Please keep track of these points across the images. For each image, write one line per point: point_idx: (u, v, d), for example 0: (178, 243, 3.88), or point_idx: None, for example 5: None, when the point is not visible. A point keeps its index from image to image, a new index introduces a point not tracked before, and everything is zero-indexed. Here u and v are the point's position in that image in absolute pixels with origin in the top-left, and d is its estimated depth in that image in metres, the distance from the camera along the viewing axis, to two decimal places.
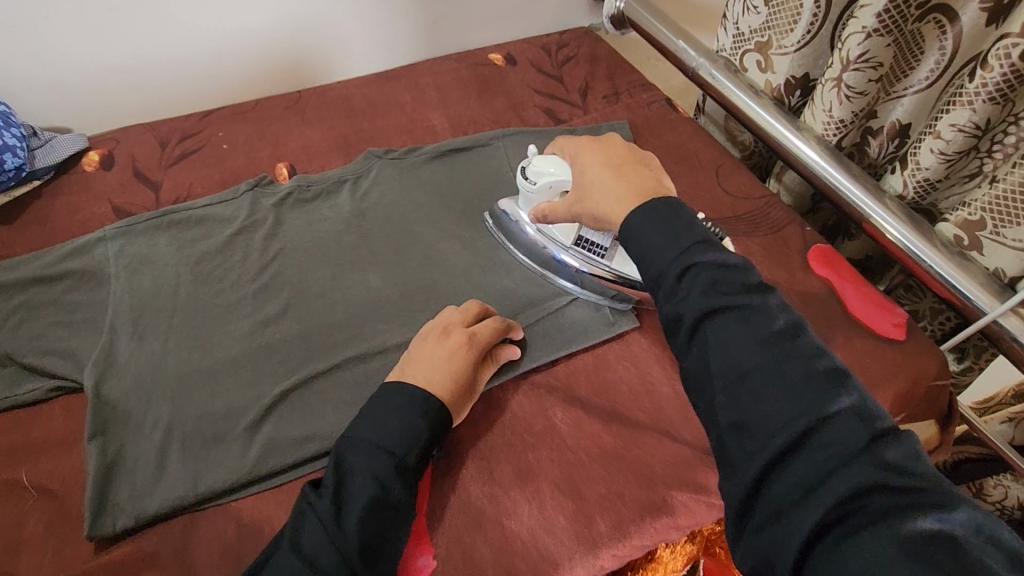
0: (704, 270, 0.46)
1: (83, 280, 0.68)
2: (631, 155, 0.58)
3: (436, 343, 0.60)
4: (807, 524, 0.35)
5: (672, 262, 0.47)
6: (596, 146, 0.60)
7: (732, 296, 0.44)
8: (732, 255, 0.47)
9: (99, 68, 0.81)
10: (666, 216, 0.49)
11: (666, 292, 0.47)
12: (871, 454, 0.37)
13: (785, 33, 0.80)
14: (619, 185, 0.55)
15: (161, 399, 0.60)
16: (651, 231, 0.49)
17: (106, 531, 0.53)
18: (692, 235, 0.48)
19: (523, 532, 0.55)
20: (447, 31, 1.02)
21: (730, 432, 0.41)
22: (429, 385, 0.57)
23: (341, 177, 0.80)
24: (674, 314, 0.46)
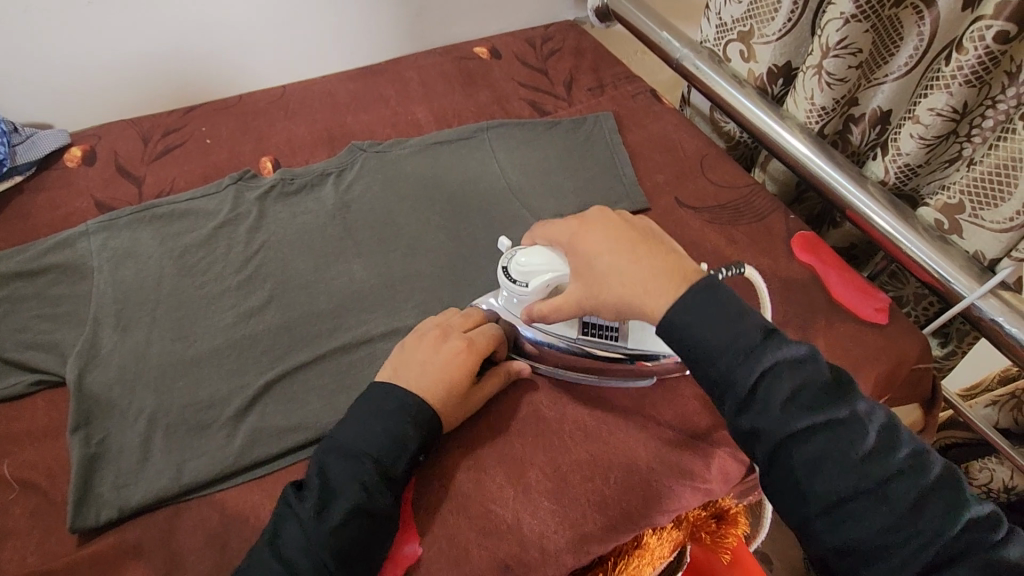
0: (780, 376, 0.46)
1: (66, 274, 0.67)
2: (643, 234, 0.55)
3: (434, 347, 0.58)
4: None
5: (744, 374, 0.46)
6: (597, 226, 0.55)
7: (818, 409, 0.45)
8: (795, 349, 0.47)
9: (80, 64, 0.80)
10: (721, 307, 0.48)
11: (737, 404, 0.46)
12: (994, 562, 0.42)
13: (766, 22, 0.80)
14: (645, 268, 0.51)
15: (145, 390, 0.59)
16: (708, 332, 0.47)
17: (89, 523, 0.52)
18: (751, 326, 0.47)
19: (508, 517, 0.55)
20: (430, 25, 1.02)
21: (835, 552, 0.45)
22: (424, 393, 0.55)
23: (325, 170, 0.79)
24: (749, 428, 0.46)
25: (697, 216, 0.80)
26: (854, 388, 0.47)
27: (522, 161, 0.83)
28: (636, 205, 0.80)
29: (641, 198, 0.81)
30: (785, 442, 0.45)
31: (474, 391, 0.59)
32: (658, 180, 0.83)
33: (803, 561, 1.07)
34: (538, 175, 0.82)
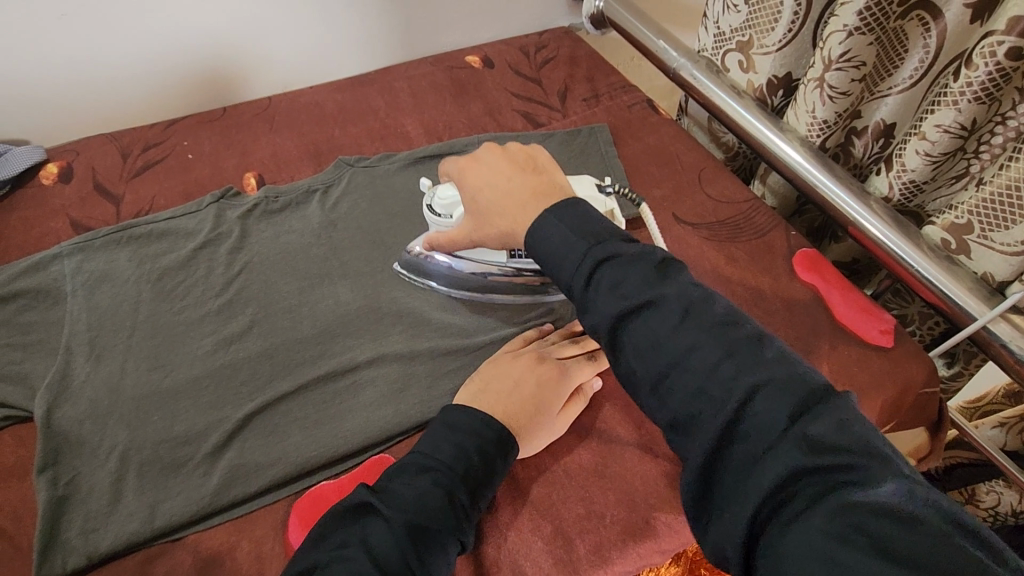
0: (618, 264, 0.46)
1: (37, 301, 0.64)
2: (523, 164, 0.58)
3: (531, 366, 0.59)
4: (743, 524, 0.36)
5: (580, 270, 0.47)
6: (480, 166, 0.59)
7: (635, 294, 0.44)
8: (633, 246, 0.48)
9: (56, 76, 0.77)
10: (564, 221, 0.50)
11: (579, 303, 0.47)
12: (792, 432, 0.37)
13: (765, 32, 0.78)
14: (514, 200, 0.55)
15: (117, 426, 0.56)
16: (551, 239, 0.50)
17: (55, 570, 0.49)
18: (588, 235, 0.49)
19: (500, 556, 0.53)
20: (422, 33, 0.99)
21: (670, 432, 0.42)
22: (519, 415, 0.56)
23: (310, 187, 0.77)
24: (590, 326, 0.46)
25: (695, 233, 0.77)
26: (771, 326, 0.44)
27: None
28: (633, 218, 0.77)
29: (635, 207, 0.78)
30: (614, 327, 0.44)
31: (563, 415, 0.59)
32: (655, 194, 0.81)
33: None
34: None
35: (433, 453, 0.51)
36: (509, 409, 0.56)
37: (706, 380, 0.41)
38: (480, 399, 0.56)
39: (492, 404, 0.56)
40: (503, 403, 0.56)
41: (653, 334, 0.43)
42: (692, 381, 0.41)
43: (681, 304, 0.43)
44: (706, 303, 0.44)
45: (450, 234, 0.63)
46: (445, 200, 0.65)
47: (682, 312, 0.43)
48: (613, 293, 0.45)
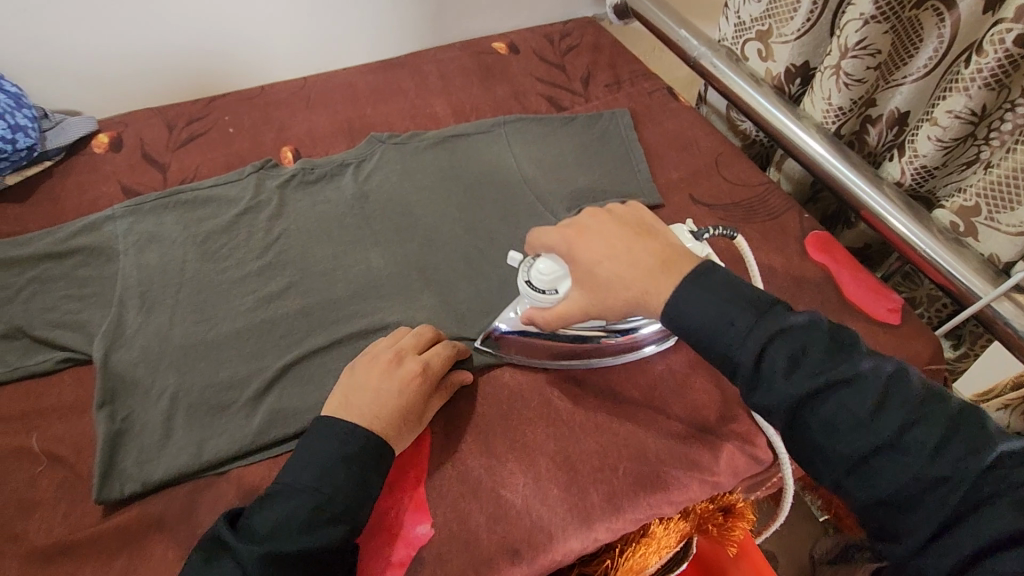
0: (786, 339, 0.48)
1: (91, 257, 0.69)
2: (637, 227, 0.58)
3: (386, 372, 0.57)
4: (950, 560, 0.42)
5: (746, 351, 0.48)
6: (593, 233, 0.58)
7: (819, 373, 0.46)
8: (796, 316, 0.49)
9: (108, 52, 0.82)
10: (712, 295, 0.51)
11: (747, 382, 0.48)
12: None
13: (784, 21, 0.81)
14: (643, 269, 0.54)
15: (167, 370, 0.61)
16: (705, 313, 0.50)
17: (113, 495, 0.54)
18: (744, 305, 0.49)
19: (518, 503, 0.55)
20: (452, 19, 1.03)
21: (871, 507, 0.46)
22: (382, 420, 0.54)
23: (344, 161, 0.81)
24: (762, 403, 0.48)
25: (711, 214, 0.80)
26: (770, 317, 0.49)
27: (539, 156, 0.84)
28: (652, 199, 0.80)
29: (656, 194, 0.81)
30: (798, 407, 0.47)
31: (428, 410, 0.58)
32: (673, 177, 0.84)
33: (806, 559, 1.07)
34: (553, 167, 0.83)
35: (308, 468, 0.51)
36: (368, 419, 0.54)
37: (923, 462, 0.44)
38: (338, 410, 0.55)
39: (349, 416, 0.54)
40: (362, 413, 0.54)
41: (852, 415, 0.45)
42: (901, 458, 0.44)
43: (879, 388, 0.46)
44: (901, 381, 0.47)
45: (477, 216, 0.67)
46: (548, 275, 0.60)
47: (884, 394, 0.46)
48: (790, 374, 0.47)
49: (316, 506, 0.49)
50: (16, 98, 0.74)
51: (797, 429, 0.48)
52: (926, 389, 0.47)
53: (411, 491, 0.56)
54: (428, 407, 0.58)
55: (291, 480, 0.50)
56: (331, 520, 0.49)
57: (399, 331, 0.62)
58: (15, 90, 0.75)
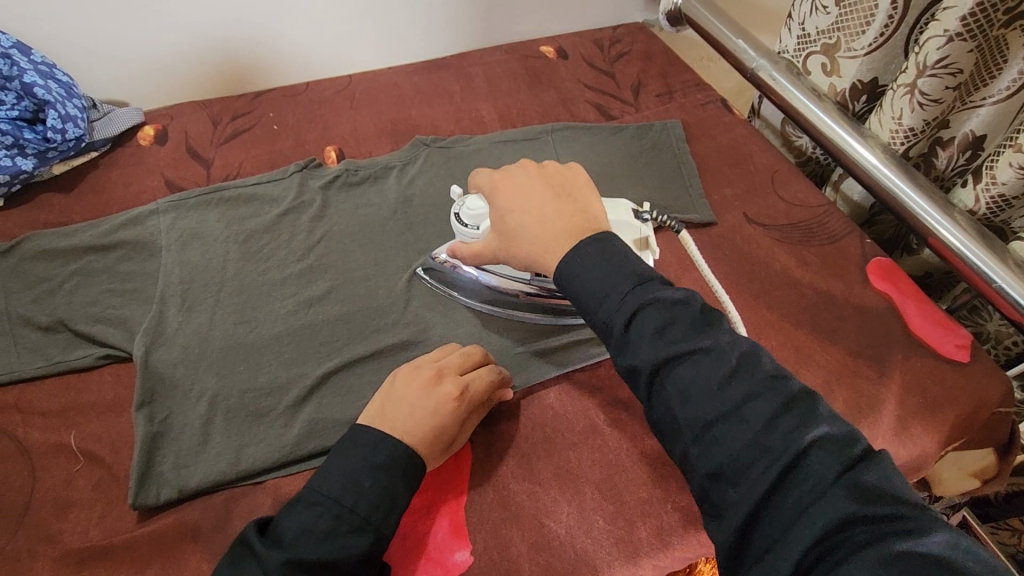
0: (659, 308, 0.46)
1: (135, 251, 0.68)
2: (561, 189, 0.56)
3: (425, 389, 0.54)
4: (787, 562, 0.37)
5: (618, 314, 0.47)
6: (514, 185, 0.57)
7: (681, 341, 0.45)
8: (674, 290, 0.47)
9: (156, 43, 0.82)
10: (602, 259, 0.49)
11: (616, 344, 0.47)
12: (846, 480, 0.38)
13: (855, 35, 0.77)
14: (548, 227, 0.54)
15: (207, 372, 0.60)
16: (591, 274, 0.49)
17: (149, 501, 0.53)
18: (628, 274, 0.48)
19: (561, 533, 0.53)
20: (500, 21, 1.00)
21: (710, 481, 0.42)
22: (415, 440, 0.51)
23: (388, 163, 0.79)
24: (628, 366, 0.46)
25: (766, 234, 0.76)
26: (723, 326, 0.47)
27: (586, 165, 0.81)
28: (703, 216, 0.77)
29: (708, 211, 0.78)
30: (656, 374, 0.45)
31: (460, 433, 0.56)
32: (726, 193, 0.81)
33: None
34: (602, 178, 0.80)
35: (337, 474, 0.48)
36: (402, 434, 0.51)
37: (757, 431, 0.41)
38: (373, 421, 0.52)
39: (383, 428, 0.51)
40: (397, 428, 0.52)
41: (704, 384, 0.43)
42: (739, 427, 0.42)
43: (731, 360, 0.44)
44: (755, 359, 0.45)
45: (474, 248, 0.60)
46: (472, 211, 0.62)
47: (736, 366, 0.44)
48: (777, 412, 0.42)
49: (355, 527, 0.47)
50: (66, 88, 0.74)
51: (658, 398, 0.45)
52: (777, 370, 0.45)
53: (450, 512, 0.54)
54: (460, 432, 0.56)
55: (319, 488, 0.48)
56: (350, 532, 0.46)
57: (449, 345, 0.60)
58: (67, 80, 0.75)
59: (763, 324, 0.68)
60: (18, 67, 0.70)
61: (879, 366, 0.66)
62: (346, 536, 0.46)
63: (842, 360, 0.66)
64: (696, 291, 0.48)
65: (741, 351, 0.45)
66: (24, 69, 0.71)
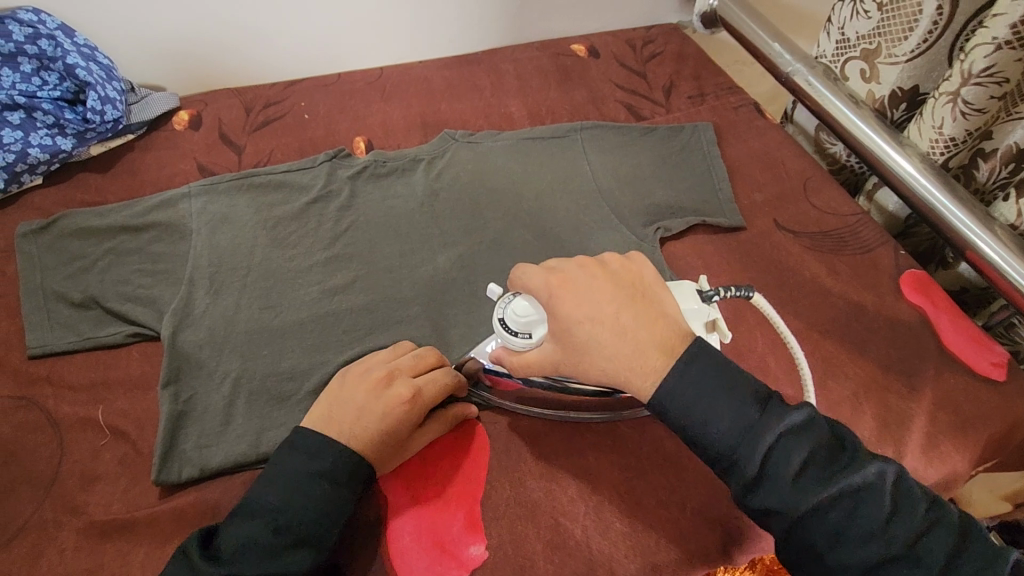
0: (789, 444, 0.44)
1: (165, 233, 0.69)
2: (630, 289, 0.50)
3: (373, 391, 0.52)
4: None
5: (749, 456, 0.44)
6: (578, 289, 0.50)
7: (825, 482, 0.44)
8: (794, 412, 0.46)
9: (193, 29, 0.83)
10: (713, 382, 0.46)
11: (744, 484, 0.45)
12: None
13: (896, 41, 0.75)
14: (632, 344, 0.48)
15: (231, 354, 0.61)
16: (704, 403, 0.46)
17: (172, 478, 0.54)
18: (744, 399, 0.46)
19: (577, 534, 0.53)
20: (533, 17, 1.00)
21: None
22: (363, 445, 0.50)
23: (416, 156, 0.79)
24: (763, 507, 0.44)
25: (796, 242, 0.75)
26: (851, 450, 0.46)
27: (614, 166, 0.80)
28: (732, 222, 0.76)
29: (737, 216, 0.77)
30: (799, 515, 0.44)
31: (415, 439, 0.54)
32: (757, 199, 0.79)
33: None
34: (630, 179, 0.79)
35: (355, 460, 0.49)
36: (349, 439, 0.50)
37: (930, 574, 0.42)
38: (317, 424, 0.51)
39: (329, 433, 0.50)
40: (345, 432, 0.50)
41: (859, 525, 0.43)
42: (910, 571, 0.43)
43: (883, 497, 0.44)
44: (903, 484, 0.45)
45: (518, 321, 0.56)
46: (520, 317, 0.54)
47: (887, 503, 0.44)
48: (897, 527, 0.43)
49: (299, 539, 0.46)
50: (107, 71, 0.76)
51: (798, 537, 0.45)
52: (915, 493, 0.46)
53: (466, 503, 0.54)
54: (414, 435, 0.54)
55: (337, 473, 0.48)
56: (295, 545, 0.46)
57: (403, 345, 0.58)
58: (107, 63, 0.76)
59: (790, 333, 0.67)
60: (62, 49, 0.72)
61: (910, 381, 0.64)
62: (287, 551, 0.45)
63: (871, 374, 0.64)
64: (813, 408, 0.47)
65: (880, 482, 0.44)
66: (68, 51, 0.73)
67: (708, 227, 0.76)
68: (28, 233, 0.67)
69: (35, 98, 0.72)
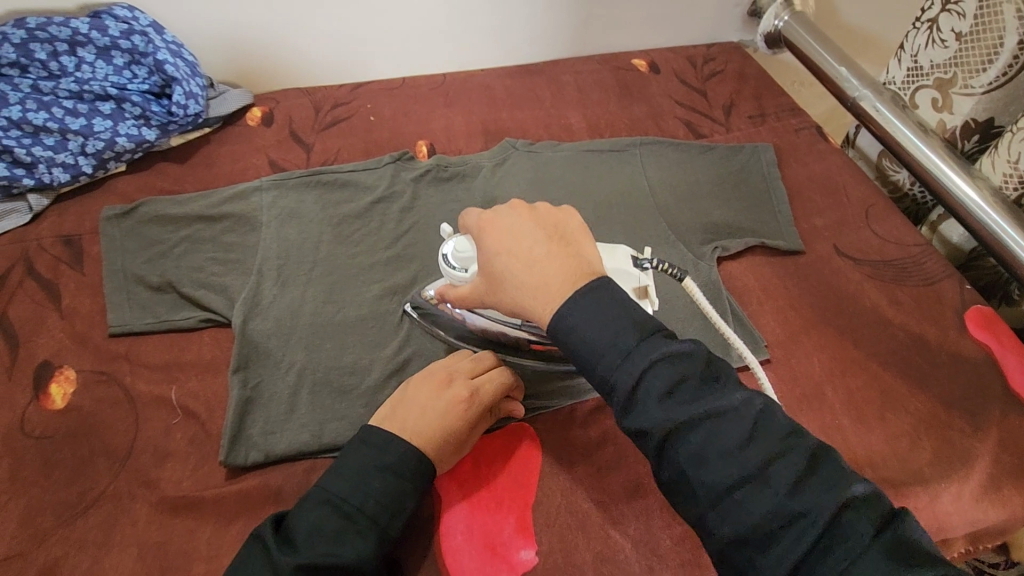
0: (667, 366, 0.43)
1: (236, 224, 0.72)
2: (554, 231, 0.50)
3: (435, 391, 0.54)
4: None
5: (625, 376, 0.44)
6: (500, 224, 0.51)
7: (691, 404, 0.43)
8: (678, 342, 0.45)
9: (272, 31, 0.86)
10: (605, 306, 0.46)
11: (621, 406, 0.44)
12: (877, 544, 0.38)
13: (974, 72, 0.74)
14: (536, 276, 0.48)
15: (297, 346, 0.63)
16: (590, 327, 0.45)
17: (239, 461, 0.56)
18: (630, 326, 0.45)
19: (627, 547, 0.53)
20: (596, 31, 1.01)
21: (731, 546, 0.41)
22: (423, 442, 0.52)
23: (478, 163, 0.81)
24: (635, 427, 0.43)
25: (856, 270, 0.74)
26: (732, 383, 0.45)
27: (672, 182, 0.80)
28: (791, 246, 0.76)
29: (796, 240, 0.76)
30: (665, 436, 0.43)
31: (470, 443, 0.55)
32: (817, 224, 0.78)
33: None
34: (687, 196, 0.79)
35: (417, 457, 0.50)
36: (409, 434, 0.52)
37: (781, 496, 0.40)
38: (382, 422, 0.53)
39: (390, 428, 0.52)
40: (405, 427, 0.52)
41: (719, 447, 0.42)
42: (760, 493, 0.41)
43: (747, 421, 0.43)
44: (769, 415, 0.44)
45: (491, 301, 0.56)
46: (459, 252, 0.56)
47: (752, 427, 0.43)
48: (746, 446, 0.42)
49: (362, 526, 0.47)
50: (191, 67, 0.80)
51: (666, 462, 0.44)
52: (791, 426, 0.44)
53: (518, 507, 0.55)
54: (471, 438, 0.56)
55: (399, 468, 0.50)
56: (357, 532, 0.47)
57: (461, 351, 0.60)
58: (190, 59, 0.80)
59: (848, 362, 0.66)
60: (154, 45, 0.76)
61: (973, 420, 0.63)
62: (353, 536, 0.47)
63: (932, 409, 0.63)
64: (701, 342, 0.46)
65: (748, 414, 0.43)
66: (158, 47, 0.77)
67: (766, 248, 0.75)
68: (112, 217, 0.71)
69: (125, 90, 0.76)
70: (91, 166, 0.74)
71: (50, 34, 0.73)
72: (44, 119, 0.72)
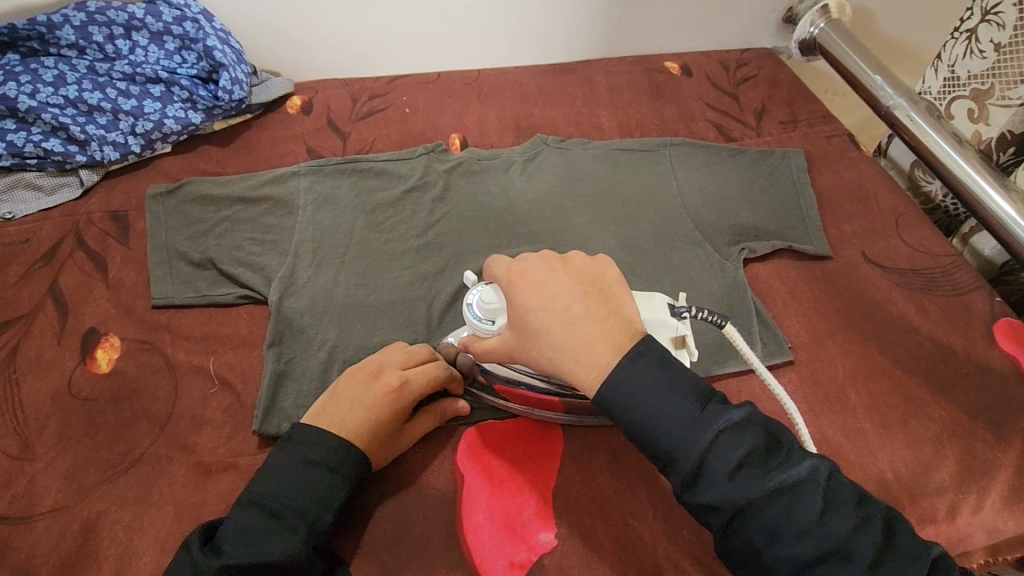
0: (733, 438, 0.43)
1: (274, 207, 0.74)
2: (591, 284, 0.49)
3: (363, 385, 0.55)
4: None
5: (690, 451, 0.43)
6: (534, 278, 0.49)
7: (764, 478, 0.43)
8: (735, 409, 0.45)
9: (314, 22, 0.89)
10: (661, 375, 0.45)
11: (686, 482, 0.44)
12: None
13: (1011, 83, 0.73)
14: (575, 336, 0.47)
15: (330, 325, 0.65)
16: (649, 398, 0.45)
17: (272, 430, 0.58)
18: (688, 394, 0.45)
19: (644, 534, 0.54)
20: (631, 32, 1.02)
21: None
22: (356, 436, 0.52)
23: (510, 157, 0.82)
24: (704, 503, 0.43)
25: (884, 278, 0.74)
26: (794, 448, 0.45)
27: (700, 184, 0.81)
28: (818, 250, 0.76)
29: (824, 245, 0.76)
30: (736, 511, 0.42)
31: (405, 431, 0.57)
32: (845, 230, 0.78)
33: None
34: (715, 198, 0.79)
35: None
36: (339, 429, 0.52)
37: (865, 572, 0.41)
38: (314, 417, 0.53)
39: (321, 424, 0.52)
40: (334, 422, 0.52)
41: (795, 521, 0.42)
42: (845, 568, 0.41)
43: (820, 492, 0.43)
44: (837, 482, 0.44)
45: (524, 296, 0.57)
46: (485, 303, 0.55)
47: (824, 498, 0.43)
48: (823, 518, 0.42)
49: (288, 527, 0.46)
50: (238, 54, 0.82)
51: (735, 533, 0.44)
52: (856, 493, 0.45)
53: (539, 495, 0.55)
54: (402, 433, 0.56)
55: None
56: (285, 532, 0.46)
57: (392, 346, 0.60)
58: (237, 47, 0.83)
59: (871, 368, 0.66)
60: (204, 31, 0.79)
61: (999, 431, 0.62)
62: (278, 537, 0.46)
63: (956, 418, 0.63)
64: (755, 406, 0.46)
65: (818, 485, 0.43)
66: (207, 33, 0.79)
67: (793, 252, 0.76)
68: (158, 195, 0.74)
69: (175, 74, 0.79)
70: (140, 145, 0.77)
71: (108, 18, 0.77)
72: (98, 99, 0.75)
